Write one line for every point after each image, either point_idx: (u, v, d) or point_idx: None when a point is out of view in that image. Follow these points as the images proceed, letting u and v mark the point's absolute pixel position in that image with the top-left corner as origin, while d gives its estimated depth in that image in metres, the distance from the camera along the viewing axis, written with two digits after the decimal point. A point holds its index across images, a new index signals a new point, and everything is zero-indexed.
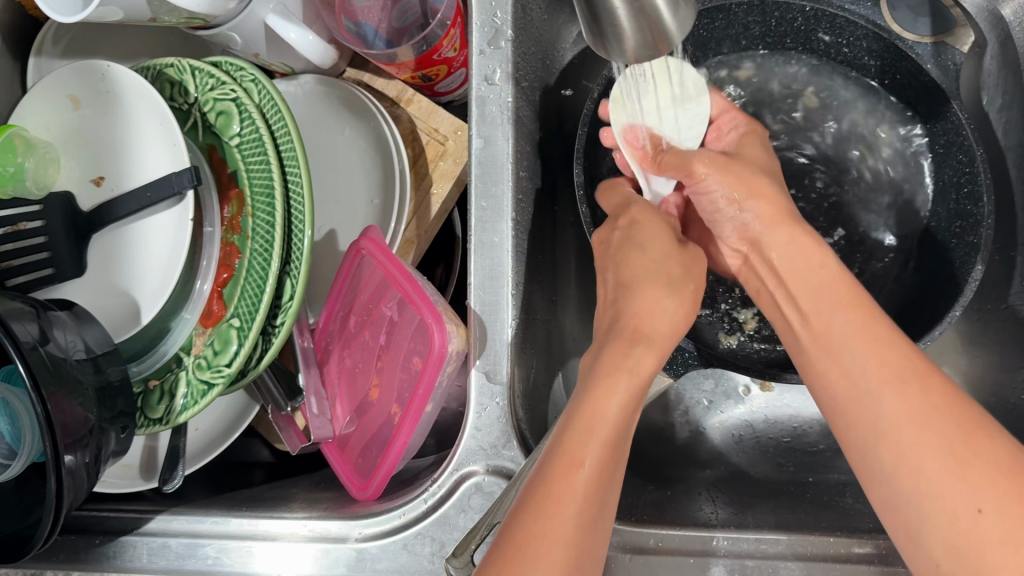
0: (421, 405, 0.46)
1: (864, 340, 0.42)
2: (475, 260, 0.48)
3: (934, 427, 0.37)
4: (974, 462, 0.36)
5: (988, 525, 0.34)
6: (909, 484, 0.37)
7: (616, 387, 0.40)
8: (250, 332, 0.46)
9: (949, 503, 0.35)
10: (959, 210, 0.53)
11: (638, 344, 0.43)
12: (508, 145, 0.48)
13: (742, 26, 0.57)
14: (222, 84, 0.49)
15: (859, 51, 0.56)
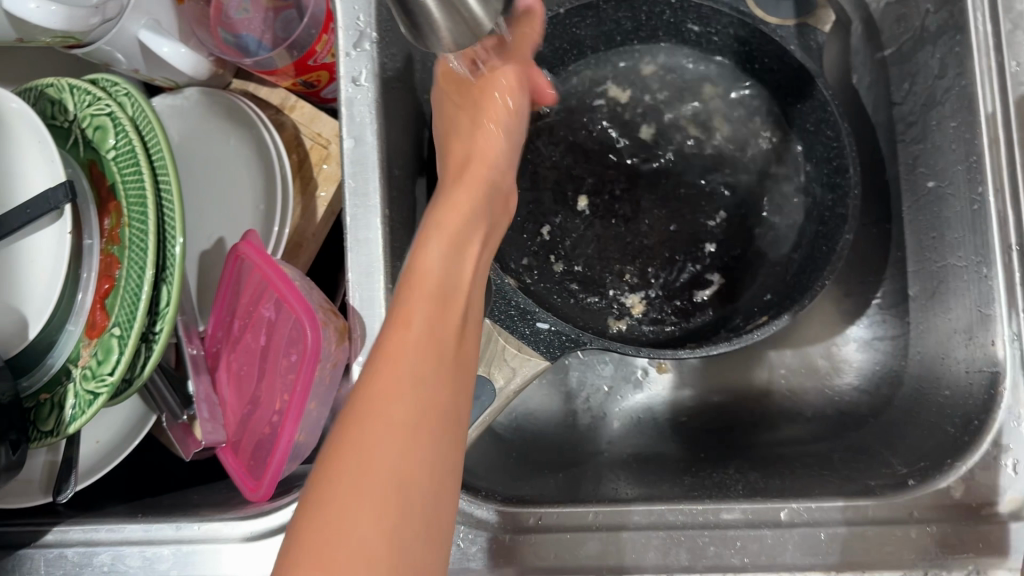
0: (301, 402, 0.47)
1: None
2: (351, 258, 0.49)
3: None
4: None
5: None
6: None
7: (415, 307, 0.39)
8: (129, 339, 0.47)
9: None
10: (830, 185, 0.55)
11: (426, 282, 0.40)
12: (378, 143, 0.49)
13: (614, 22, 0.58)
14: (97, 100, 0.51)
15: (726, 39, 0.58)
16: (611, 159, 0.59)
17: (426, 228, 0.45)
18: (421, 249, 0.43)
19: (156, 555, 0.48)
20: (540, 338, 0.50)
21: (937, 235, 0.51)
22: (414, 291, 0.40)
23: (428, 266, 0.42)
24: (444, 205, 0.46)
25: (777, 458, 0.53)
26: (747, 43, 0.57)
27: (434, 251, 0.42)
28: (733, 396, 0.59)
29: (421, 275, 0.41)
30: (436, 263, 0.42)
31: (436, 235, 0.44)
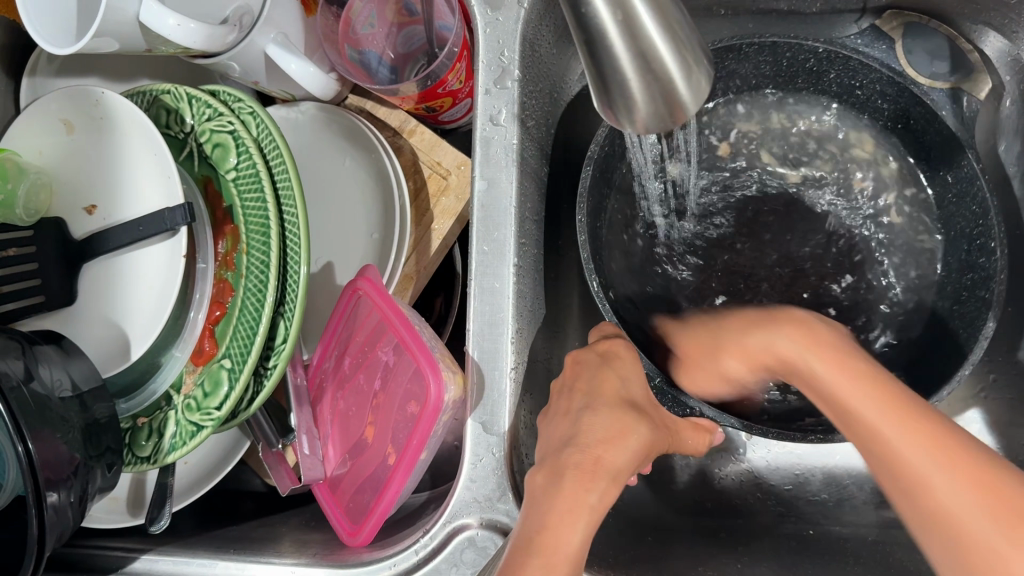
0: (415, 455, 0.45)
1: (842, 375, 0.39)
2: (474, 305, 0.46)
3: (895, 413, 0.37)
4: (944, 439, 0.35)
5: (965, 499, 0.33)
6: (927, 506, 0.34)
7: (582, 516, 0.39)
8: (242, 375, 0.45)
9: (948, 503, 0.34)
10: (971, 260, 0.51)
11: (601, 477, 0.41)
12: (512, 189, 0.46)
13: (753, 64, 0.54)
14: (220, 115, 0.48)
15: (870, 94, 0.54)
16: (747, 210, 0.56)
17: (609, 398, 0.46)
18: (619, 425, 0.44)
19: None
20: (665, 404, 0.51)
21: None
22: (586, 487, 0.40)
23: (618, 451, 0.43)
24: (634, 381, 0.48)
25: (888, 547, 0.51)
26: (894, 102, 0.53)
27: (635, 438, 0.44)
28: (843, 468, 0.57)
29: (593, 461, 0.42)
30: (635, 453, 0.43)
31: (636, 414, 0.45)
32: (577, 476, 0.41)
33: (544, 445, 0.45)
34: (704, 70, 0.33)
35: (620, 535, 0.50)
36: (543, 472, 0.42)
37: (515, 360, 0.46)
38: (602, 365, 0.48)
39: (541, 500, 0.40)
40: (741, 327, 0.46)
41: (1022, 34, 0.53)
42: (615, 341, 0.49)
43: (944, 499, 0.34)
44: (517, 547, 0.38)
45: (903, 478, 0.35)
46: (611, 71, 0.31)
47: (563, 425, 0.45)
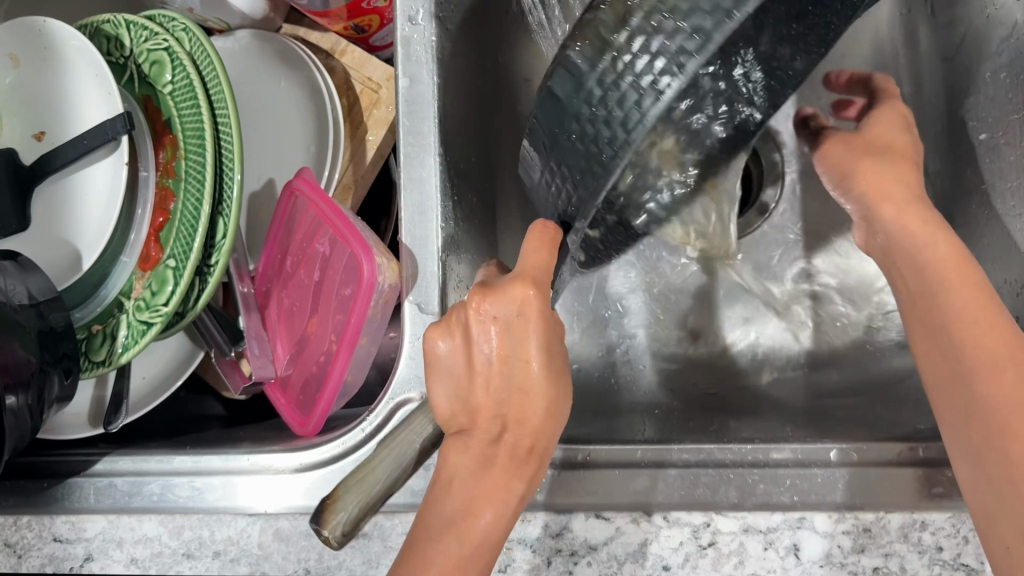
0: (354, 335, 0.48)
1: (920, 231, 0.48)
2: (403, 195, 0.49)
3: (963, 294, 0.44)
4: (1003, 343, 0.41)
5: (993, 383, 0.40)
6: (959, 351, 0.42)
7: (505, 510, 0.38)
8: (185, 271, 0.48)
9: (981, 377, 0.41)
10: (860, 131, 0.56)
11: (533, 463, 0.39)
12: (434, 84, 0.49)
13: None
14: (154, 35, 0.51)
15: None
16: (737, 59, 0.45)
17: (536, 379, 0.39)
18: (549, 411, 0.39)
19: (205, 484, 0.48)
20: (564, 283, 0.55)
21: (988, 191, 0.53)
22: (509, 477, 0.38)
23: (546, 439, 0.39)
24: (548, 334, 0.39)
25: (815, 410, 0.54)
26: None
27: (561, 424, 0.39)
28: (771, 351, 0.61)
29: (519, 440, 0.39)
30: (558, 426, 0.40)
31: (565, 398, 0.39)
32: (504, 468, 0.38)
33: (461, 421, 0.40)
34: None
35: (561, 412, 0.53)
36: (462, 444, 0.39)
37: (444, 244, 0.49)
38: (516, 328, 0.39)
39: (461, 495, 0.38)
40: (870, 181, 0.51)
41: None
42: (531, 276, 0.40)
43: (994, 395, 0.40)
44: (432, 545, 0.37)
45: (962, 364, 0.42)
46: None
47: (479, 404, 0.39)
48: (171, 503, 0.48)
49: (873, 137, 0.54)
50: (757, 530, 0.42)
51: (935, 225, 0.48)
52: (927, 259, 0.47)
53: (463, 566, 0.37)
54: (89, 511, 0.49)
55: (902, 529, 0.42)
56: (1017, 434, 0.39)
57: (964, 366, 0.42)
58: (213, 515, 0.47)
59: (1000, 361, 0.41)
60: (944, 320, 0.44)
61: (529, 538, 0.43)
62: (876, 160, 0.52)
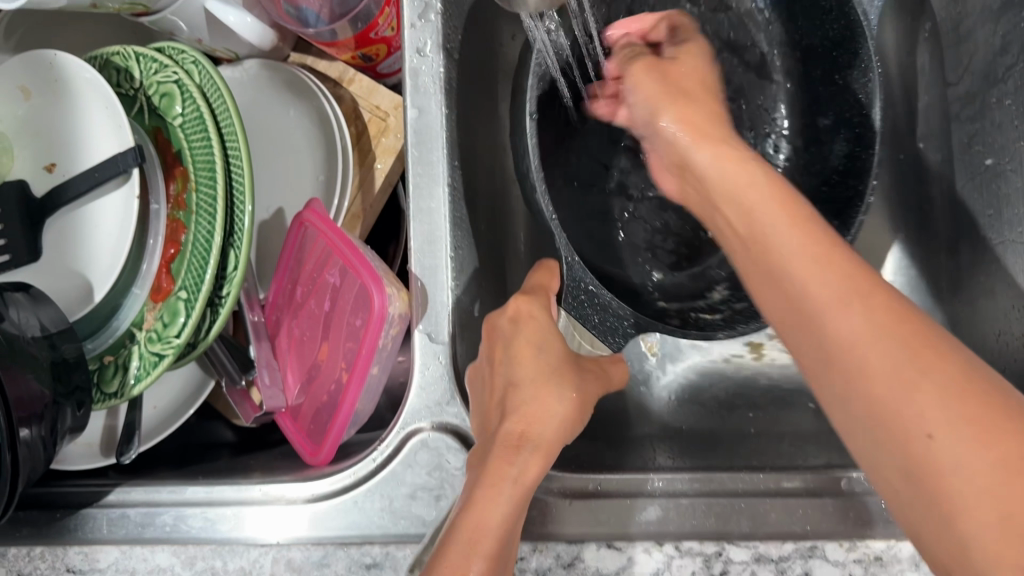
0: (365, 366, 0.48)
1: (747, 188, 0.41)
2: (412, 226, 0.49)
3: (807, 241, 0.37)
4: (870, 296, 0.34)
5: (862, 340, 0.33)
6: (826, 320, 0.35)
7: (503, 489, 0.40)
8: (196, 303, 0.48)
9: (865, 358, 0.33)
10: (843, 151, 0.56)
11: (525, 449, 0.43)
12: (442, 115, 0.50)
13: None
14: (164, 67, 0.51)
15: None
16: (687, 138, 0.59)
17: (531, 368, 0.47)
18: (541, 399, 0.45)
19: (219, 515, 0.49)
20: (606, 324, 0.53)
21: (995, 212, 0.52)
22: (505, 461, 0.42)
23: (541, 425, 0.44)
24: (547, 344, 0.48)
25: (825, 433, 0.54)
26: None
27: (557, 409, 0.45)
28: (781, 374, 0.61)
29: (523, 432, 0.43)
30: (557, 425, 0.45)
31: (560, 380, 0.47)
32: (500, 456, 0.42)
33: (481, 421, 0.46)
34: None
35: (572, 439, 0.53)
36: (477, 454, 0.44)
37: (454, 273, 0.50)
38: (514, 330, 0.48)
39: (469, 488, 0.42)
40: (688, 137, 0.47)
41: None
42: (528, 300, 0.49)
43: (881, 372, 0.32)
44: (450, 533, 0.40)
45: (810, 321, 0.36)
46: None
47: (492, 404, 0.46)
48: (184, 534, 0.48)
49: (682, 87, 0.50)
50: (769, 560, 0.42)
51: (768, 190, 0.40)
52: (752, 201, 0.41)
53: (471, 560, 0.38)
54: (103, 541, 0.49)
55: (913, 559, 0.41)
56: (915, 436, 0.31)
57: (842, 348, 0.34)
58: (225, 546, 0.47)
59: (879, 333, 0.33)
60: (798, 267, 0.37)
61: (540, 569, 0.42)
62: (691, 104, 0.48)
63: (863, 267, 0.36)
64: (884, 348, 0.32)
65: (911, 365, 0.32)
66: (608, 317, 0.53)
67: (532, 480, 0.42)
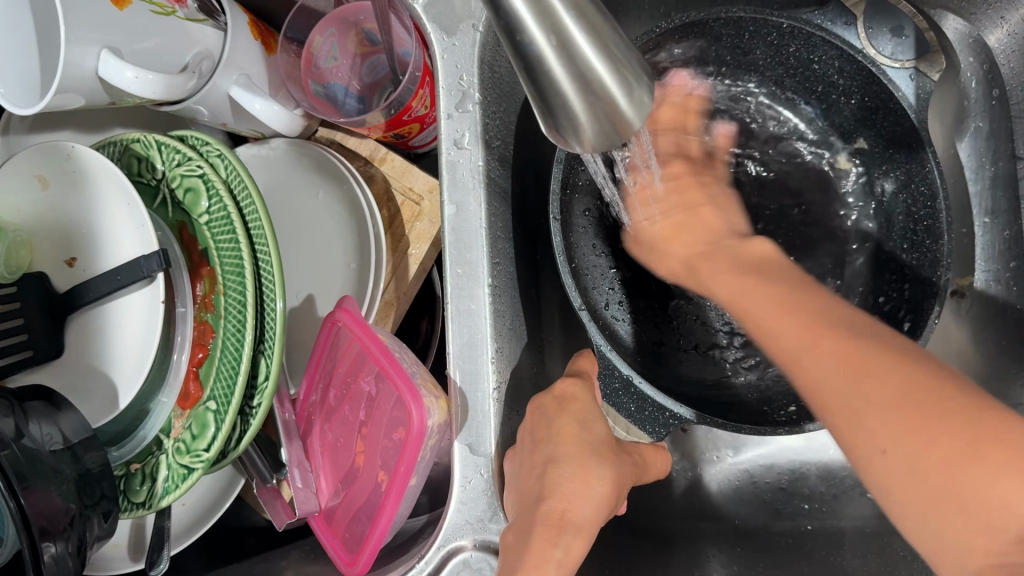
0: (404, 481, 0.46)
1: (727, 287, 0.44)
2: (452, 328, 0.47)
3: (867, 385, 0.34)
4: (912, 399, 0.33)
5: (894, 463, 0.33)
6: (862, 425, 0.34)
7: (549, 573, 0.37)
8: (226, 416, 0.46)
9: (858, 414, 0.34)
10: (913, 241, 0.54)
11: (567, 531, 0.39)
12: (481, 211, 0.47)
13: (714, 39, 0.55)
14: (188, 161, 0.48)
15: (827, 69, 0.54)
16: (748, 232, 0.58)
17: (573, 446, 0.42)
18: (582, 475, 0.41)
19: None
20: (646, 414, 0.47)
21: None
22: (549, 545, 0.38)
23: (582, 503, 0.40)
24: (593, 418, 0.44)
25: (888, 536, 0.50)
26: (849, 77, 0.54)
27: (597, 487, 0.41)
28: None
29: (563, 509, 0.39)
30: (597, 501, 0.41)
31: (599, 455, 0.42)
32: (543, 535, 0.38)
33: (515, 493, 0.41)
34: (647, 86, 0.33)
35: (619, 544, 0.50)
36: (512, 531, 0.39)
37: (496, 379, 0.47)
38: (559, 411, 0.43)
39: (508, 572, 0.37)
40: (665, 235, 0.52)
41: (979, 14, 0.53)
42: (573, 379, 0.45)
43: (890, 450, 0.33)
44: None
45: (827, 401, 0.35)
46: (556, 99, 0.31)
47: (529, 478, 0.41)
48: None
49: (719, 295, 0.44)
50: None
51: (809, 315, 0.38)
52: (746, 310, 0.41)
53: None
54: None
55: None
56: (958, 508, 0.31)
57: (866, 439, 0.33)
58: None
59: (898, 416, 0.33)
60: (846, 406, 0.34)
61: None
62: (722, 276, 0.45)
63: (895, 359, 0.34)
64: (898, 430, 0.33)
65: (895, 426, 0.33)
66: (648, 406, 0.47)
67: (575, 566, 0.38)
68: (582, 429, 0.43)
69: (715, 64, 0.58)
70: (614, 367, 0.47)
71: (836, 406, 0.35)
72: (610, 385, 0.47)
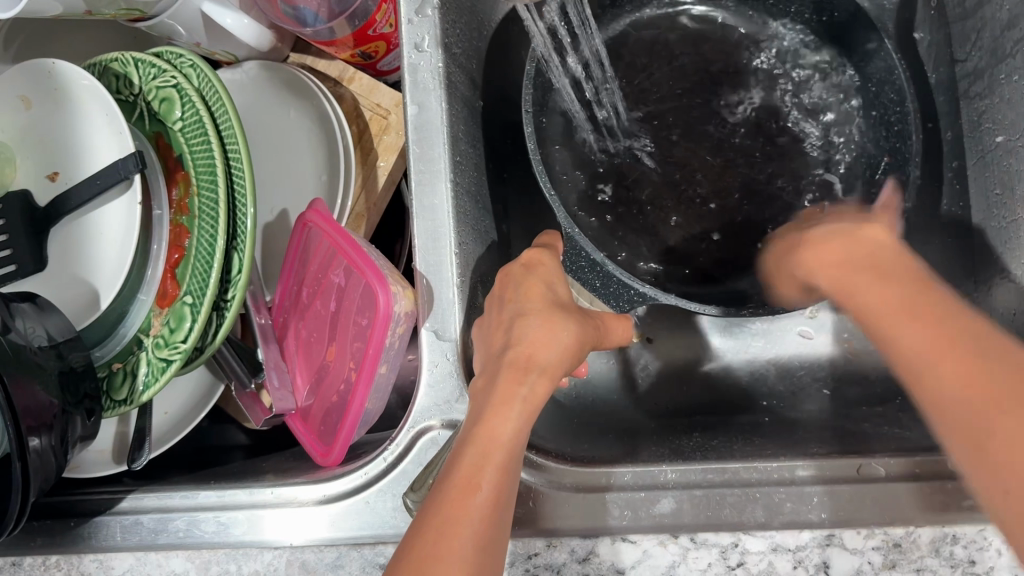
0: (373, 365, 0.48)
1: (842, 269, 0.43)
2: (416, 223, 0.49)
3: (950, 361, 0.35)
4: (979, 380, 0.34)
5: (959, 402, 0.34)
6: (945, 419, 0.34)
7: (514, 407, 0.40)
8: (202, 307, 0.48)
9: (945, 408, 0.34)
10: (889, 143, 0.55)
11: (533, 371, 0.41)
12: (442, 110, 0.49)
13: None
14: (163, 72, 0.51)
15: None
16: (729, 139, 0.59)
17: (538, 300, 0.45)
18: (548, 323, 0.43)
19: (231, 519, 0.48)
20: (609, 289, 0.55)
21: (1003, 191, 0.52)
22: (515, 385, 0.40)
23: (547, 346, 0.42)
24: (557, 282, 0.46)
25: (843, 421, 0.52)
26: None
27: (562, 331, 0.43)
28: (793, 362, 0.59)
29: (528, 354, 0.42)
30: (566, 344, 0.42)
31: (563, 308, 0.44)
32: (508, 377, 0.41)
33: (488, 347, 0.44)
34: None
35: (584, 433, 0.52)
36: (482, 379, 0.42)
37: (459, 269, 0.49)
38: (525, 274, 0.47)
39: (475, 413, 0.40)
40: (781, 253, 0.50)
41: None
42: (538, 250, 0.48)
43: (951, 399, 0.34)
44: (456, 448, 0.39)
45: (922, 395, 0.36)
46: None
47: (497, 335, 0.44)
48: (197, 539, 0.48)
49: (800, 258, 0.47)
50: (786, 549, 0.41)
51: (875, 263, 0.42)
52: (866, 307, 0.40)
53: (482, 469, 0.37)
54: (117, 548, 0.49)
55: (933, 544, 0.41)
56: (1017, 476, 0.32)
57: (933, 407, 0.35)
58: (239, 549, 0.47)
59: (975, 402, 0.33)
60: (937, 395, 0.35)
61: (557, 564, 0.42)
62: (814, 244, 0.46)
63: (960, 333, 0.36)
64: (971, 401, 0.34)
65: (997, 407, 0.33)
66: (611, 283, 0.55)
67: (541, 403, 0.41)
68: (546, 288, 0.46)
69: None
70: (581, 248, 0.54)
71: (962, 425, 0.34)
72: (576, 262, 0.54)
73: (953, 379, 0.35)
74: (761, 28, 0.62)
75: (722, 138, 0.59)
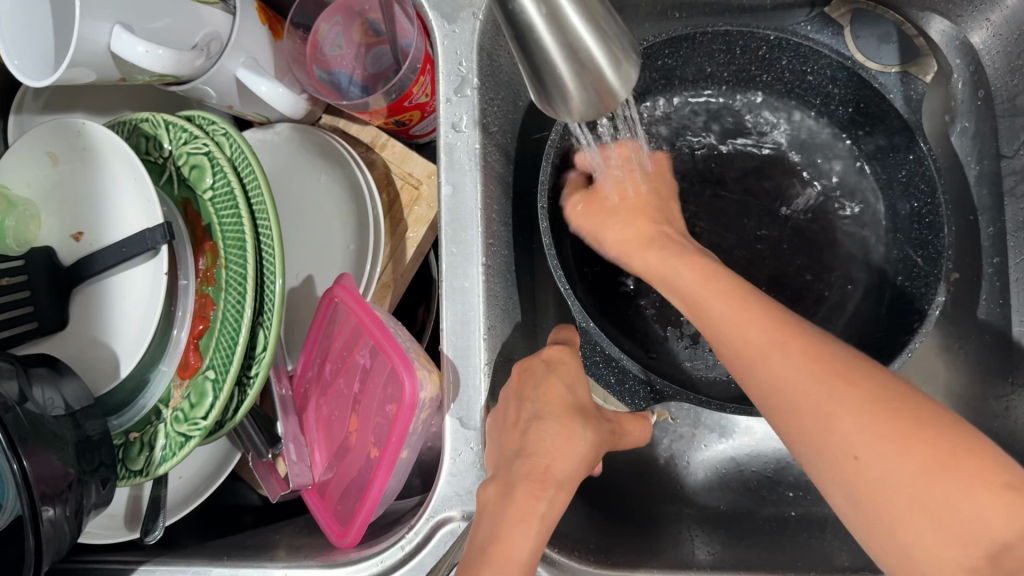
0: (396, 451, 0.47)
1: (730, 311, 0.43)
2: (446, 306, 0.48)
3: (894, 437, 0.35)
4: (936, 458, 0.35)
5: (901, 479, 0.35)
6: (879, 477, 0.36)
7: (533, 522, 0.39)
8: (225, 384, 0.47)
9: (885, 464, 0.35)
10: (918, 238, 0.54)
11: (550, 486, 0.41)
12: (477, 192, 0.49)
13: (705, 52, 0.56)
14: (194, 138, 0.50)
15: (822, 79, 0.55)
16: (752, 231, 0.58)
17: (557, 405, 0.44)
18: (567, 434, 0.43)
19: None
20: (624, 386, 0.53)
21: None
22: (534, 500, 0.40)
23: (565, 461, 0.42)
24: (579, 384, 0.46)
25: None
26: (843, 85, 0.55)
27: (580, 445, 0.43)
28: None
29: (546, 466, 0.42)
30: (579, 460, 0.43)
31: (583, 418, 0.44)
32: (527, 487, 0.40)
33: (499, 447, 0.43)
34: (634, 60, 0.35)
35: (606, 524, 0.51)
36: (494, 482, 0.41)
37: (488, 356, 0.48)
38: (547, 371, 0.46)
39: (492, 518, 0.39)
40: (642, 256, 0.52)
41: (965, 17, 0.55)
42: (561, 347, 0.48)
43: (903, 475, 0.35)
44: (470, 556, 0.38)
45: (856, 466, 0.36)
46: (546, 68, 0.33)
47: (511, 436, 0.43)
48: None
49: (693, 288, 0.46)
50: None
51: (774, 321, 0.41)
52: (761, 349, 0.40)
53: None
54: None
55: None
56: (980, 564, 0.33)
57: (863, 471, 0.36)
58: None
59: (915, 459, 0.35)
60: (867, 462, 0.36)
61: None
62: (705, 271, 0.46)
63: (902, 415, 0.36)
64: (912, 477, 0.35)
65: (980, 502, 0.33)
66: (625, 379, 0.53)
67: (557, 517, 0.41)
68: (565, 391, 0.45)
69: (712, 79, 0.59)
70: (595, 343, 0.53)
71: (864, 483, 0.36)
72: (589, 355, 0.53)
73: (898, 482, 0.35)
74: (787, 113, 0.60)
75: (748, 230, 0.58)
